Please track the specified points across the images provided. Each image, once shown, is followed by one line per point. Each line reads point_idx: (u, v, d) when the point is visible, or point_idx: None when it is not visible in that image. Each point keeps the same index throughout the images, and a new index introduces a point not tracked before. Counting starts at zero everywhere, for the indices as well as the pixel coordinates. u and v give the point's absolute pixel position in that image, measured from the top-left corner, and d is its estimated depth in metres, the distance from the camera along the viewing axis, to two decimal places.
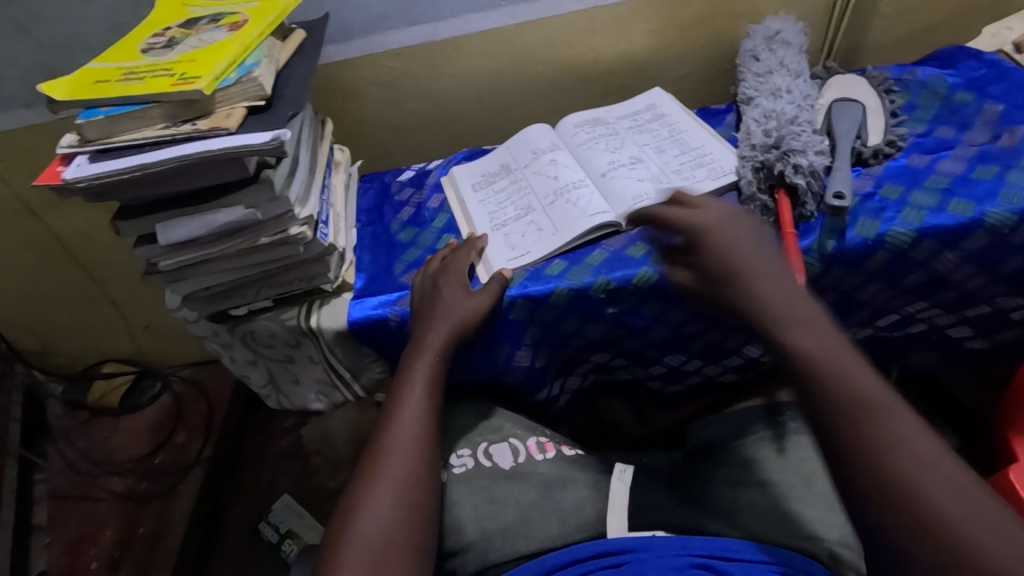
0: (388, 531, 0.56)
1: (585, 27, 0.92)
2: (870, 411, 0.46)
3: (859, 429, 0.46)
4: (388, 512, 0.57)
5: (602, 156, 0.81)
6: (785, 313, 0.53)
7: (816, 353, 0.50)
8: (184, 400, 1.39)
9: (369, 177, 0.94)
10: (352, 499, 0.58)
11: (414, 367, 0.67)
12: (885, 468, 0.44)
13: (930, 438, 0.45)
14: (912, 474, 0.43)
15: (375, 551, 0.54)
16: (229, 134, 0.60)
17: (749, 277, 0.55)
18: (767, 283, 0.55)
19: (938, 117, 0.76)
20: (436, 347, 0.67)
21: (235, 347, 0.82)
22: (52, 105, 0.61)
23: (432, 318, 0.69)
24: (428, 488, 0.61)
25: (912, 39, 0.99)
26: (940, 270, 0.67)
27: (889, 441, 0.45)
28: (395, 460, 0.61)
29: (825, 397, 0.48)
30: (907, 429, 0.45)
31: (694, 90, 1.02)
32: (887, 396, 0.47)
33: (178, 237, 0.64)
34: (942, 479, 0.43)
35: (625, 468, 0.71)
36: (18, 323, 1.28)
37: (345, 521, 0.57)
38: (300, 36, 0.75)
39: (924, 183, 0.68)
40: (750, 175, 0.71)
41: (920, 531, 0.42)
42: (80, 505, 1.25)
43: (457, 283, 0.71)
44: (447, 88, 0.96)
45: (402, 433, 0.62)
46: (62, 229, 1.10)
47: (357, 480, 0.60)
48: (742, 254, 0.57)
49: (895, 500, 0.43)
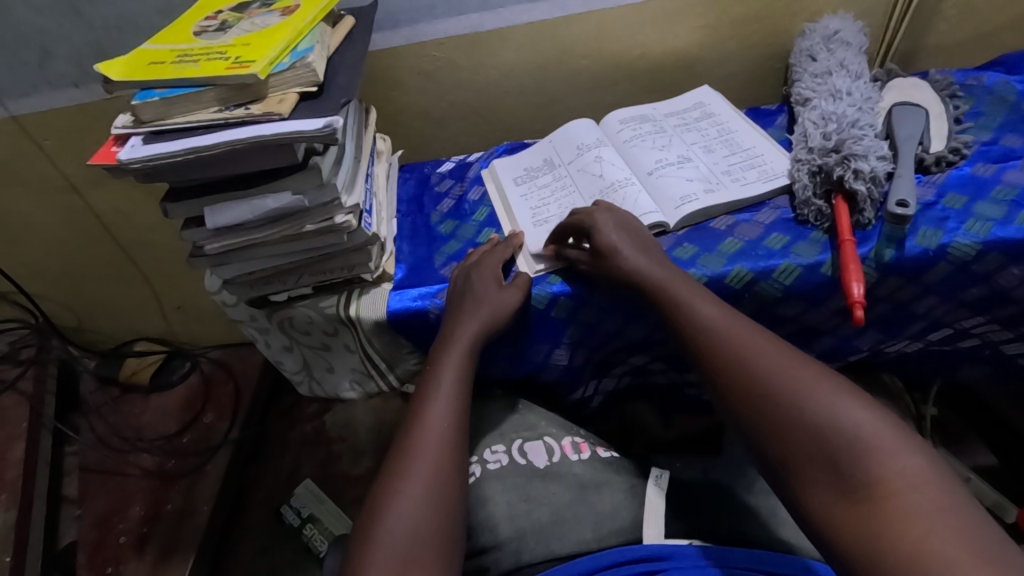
0: (417, 525, 0.52)
1: (634, 22, 0.90)
2: (742, 347, 0.53)
3: (735, 366, 0.52)
4: (415, 504, 0.54)
5: (650, 154, 0.79)
6: (681, 283, 0.61)
7: (695, 311, 0.58)
8: (213, 381, 1.41)
9: (408, 167, 0.94)
10: (381, 491, 0.56)
11: (443, 357, 0.65)
12: (761, 389, 0.50)
13: (788, 360, 0.51)
14: (781, 381, 0.49)
15: (402, 544, 0.51)
16: (282, 119, 0.59)
17: (647, 259, 0.63)
18: (664, 264, 0.64)
19: (1004, 125, 0.73)
20: (468, 340, 0.66)
21: (272, 332, 0.82)
22: (108, 85, 0.61)
23: (468, 307, 0.68)
24: (457, 483, 0.57)
25: (973, 44, 0.95)
26: (1002, 285, 0.65)
27: (760, 368, 0.51)
28: (424, 451, 0.57)
29: (709, 341, 0.55)
30: (771, 356, 0.52)
31: (741, 90, 1.00)
32: (749, 335, 0.54)
33: (226, 221, 0.65)
34: (806, 385, 0.48)
35: (661, 473, 0.69)
36: (56, 298, 1.30)
37: (373, 514, 0.54)
38: (350, 23, 0.74)
39: (989, 194, 0.65)
40: (806, 178, 0.69)
41: (791, 428, 0.47)
42: (110, 479, 1.27)
43: (492, 276, 0.69)
44: (490, 80, 0.95)
45: (431, 423, 0.60)
46: (103, 208, 1.11)
47: (386, 474, 0.57)
48: (632, 244, 0.65)
49: (766, 418, 0.49)
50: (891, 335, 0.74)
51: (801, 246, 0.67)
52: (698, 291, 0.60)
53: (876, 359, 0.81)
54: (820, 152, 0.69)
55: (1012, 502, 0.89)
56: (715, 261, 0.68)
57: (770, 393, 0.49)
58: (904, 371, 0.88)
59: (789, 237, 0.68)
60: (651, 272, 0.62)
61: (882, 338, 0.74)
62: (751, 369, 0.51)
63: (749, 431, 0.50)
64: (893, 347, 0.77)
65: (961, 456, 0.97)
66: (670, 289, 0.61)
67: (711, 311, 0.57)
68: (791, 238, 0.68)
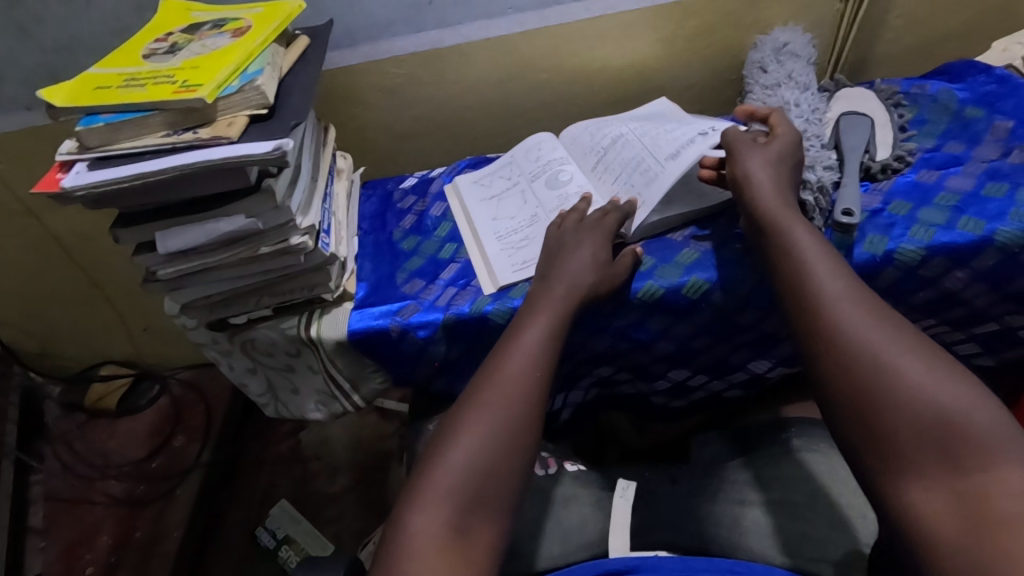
0: (491, 469, 0.51)
1: (592, 36, 0.91)
2: (855, 311, 0.51)
3: (839, 329, 0.50)
4: (490, 451, 0.52)
5: (630, 164, 0.76)
6: (799, 233, 0.58)
7: (814, 268, 0.55)
8: (183, 403, 1.39)
9: (371, 184, 0.94)
10: (436, 434, 0.55)
11: (538, 313, 0.62)
12: (865, 358, 0.48)
13: (901, 337, 0.48)
14: (891, 358, 0.47)
15: (468, 489, 0.50)
16: (232, 143, 0.59)
17: (772, 200, 0.61)
18: (790, 209, 0.61)
19: (947, 132, 0.75)
20: (570, 291, 0.63)
21: (234, 355, 0.81)
22: (52, 111, 0.60)
23: (557, 273, 0.65)
24: (537, 440, 0.55)
25: (919, 52, 0.98)
26: (949, 288, 0.66)
27: (867, 337, 0.49)
28: (506, 397, 0.55)
29: (817, 302, 0.53)
30: (887, 329, 0.49)
31: (700, 100, 1.01)
32: (862, 300, 0.52)
33: (178, 246, 0.63)
34: (918, 369, 0.46)
35: (628, 484, 0.70)
36: (16, 324, 1.26)
37: (438, 450, 0.53)
38: (304, 43, 0.74)
39: (933, 200, 0.67)
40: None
41: (888, 397, 0.45)
42: (76, 508, 1.24)
43: (604, 244, 0.67)
44: (452, 95, 0.95)
45: (514, 371, 0.57)
46: (62, 231, 1.09)
47: (446, 416, 0.56)
48: (771, 182, 0.63)
49: (869, 381, 0.47)
50: None
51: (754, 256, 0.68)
52: (822, 247, 0.57)
53: None
54: None
55: None
56: (672, 272, 0.69)
57: (877, 367, 0.47)
58: None
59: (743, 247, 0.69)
60: (774, 220, 0.60)
61: None
62: (861, 336, 0.49)
63: (837, 390, 0.48)
64: None
65: None
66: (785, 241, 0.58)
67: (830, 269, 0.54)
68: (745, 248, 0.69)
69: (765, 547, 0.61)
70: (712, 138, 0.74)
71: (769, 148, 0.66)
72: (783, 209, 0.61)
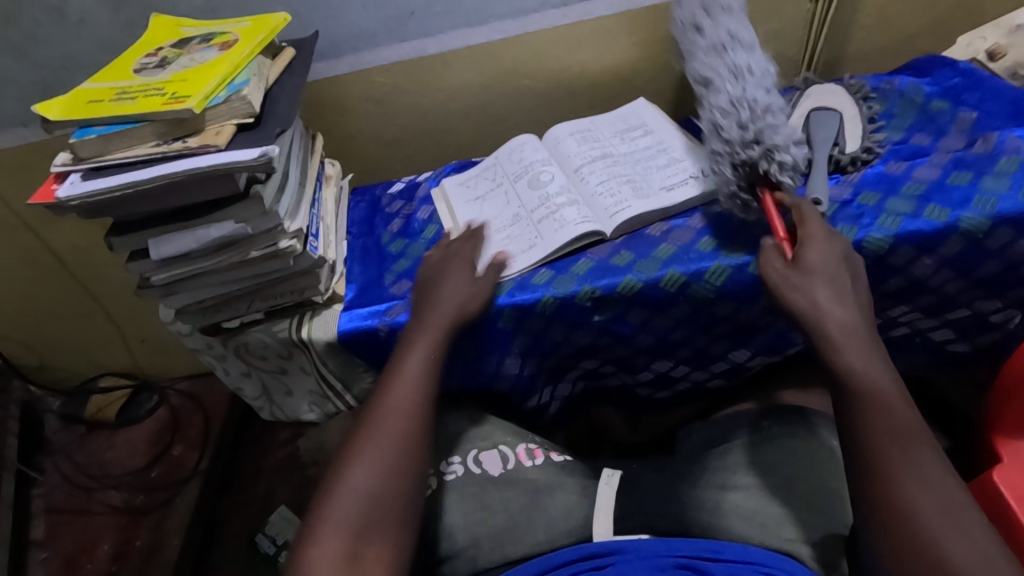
0: (376, 492, 0.57)
1: (571, 41, 0.94)
2: (915, 471, 0.50)
3: (892, 486, 0.50)
4: (377, 479, 0.58)
5: (619, 180, 0.79)
6: (858, 355, 0.55)
7: (878, 406, 0.53)
8: (181, 413, 1.40)
9: (360, 190, 0.96)
10: (340, 461, 0.60)
11: (416, 339, 0.67)
12: (911, 528, 0.48)
13: (943, 494, 0.49)
14: (942, 537, 0.47)
15: (359, 512, 0.55)
16: (219, 151, 0.61)
17: (838, 322, 0.57)
18: (860, 336, 0.56)
19: (915, 125, 0.78)
20: (440, 321, 0.68)
21: (228, 359, 0.83)
22: (47, 125, 0.63)
23: (435, 298, 0.70)
24: (420, 461, 0.61)
25: (891, 48, 1.01)
26: (918, 275, 0.69)
27: (923, 506, 0.49)
28: (387, 428, 0.61)
29: (874, 451, 0.52)
30: (946, 500, 0.49)
31: (679, 101, 1.04)
32: (921, 457, 0.51)
33: (170, 252, 0.66)
34: (968, 555, 0.46)
35: (613, 473, 0.71)
36: (15, 338, 1.28)
37: (333, 480, 0.58)
38: (290, 54, 0.77)
39: (900, 190, 0.69)
40: (730, 172, 0.70)
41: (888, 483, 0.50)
42: (76, 518, 1.25)
43: (464, 269, 0.73)
44: (437, 102, 0.97)
45: (397, 401, 0.63)
46: (59, 245, 1.11)
47: (350, 443, 0.61)
48: (836, 301, 0.58)
49: (917, 558, 0.47)
50: None
51: (729, 249, 0.70)
52: (891, 385, 0.54)
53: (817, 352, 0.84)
54: (749, 142, 0.69)
55: None
56: (650, 266, 0.71)
57: (927, 544, 0.47)
58: None
59: (717, 240, 0.72)
60: (837, 343, 0.56)
61: None
62: (915, 505, 0.49)
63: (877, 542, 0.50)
64: None
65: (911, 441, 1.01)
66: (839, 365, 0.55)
67: (893, 412, 0.52)
68: (720, 241, 0.71)
69: (745, 529, 0.63)
70: (702, 181, 0.77)
71: (829, 251, 0.61)
72: (853, 333, 0.56)
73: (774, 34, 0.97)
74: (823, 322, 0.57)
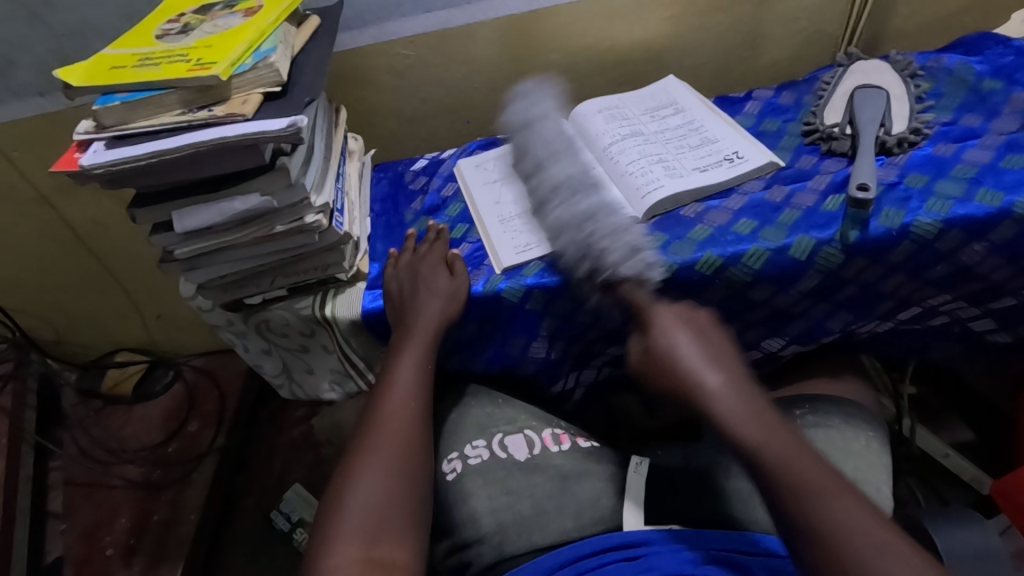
0: (385, 500, 0.56)
1: (602, 14, 0.90)
2: (787, 464, 0.49)
3: (779, 471, 0.49)
4: (387, 489, 0.56)
5: (650, 157, 0.77)
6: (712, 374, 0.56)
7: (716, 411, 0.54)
8: (198, 389, 1.39)
9: (381, 167, 0.94)
10: (344, 473, 0.58)
11: (406, 347, 0.67)
12: (792, 492, 0.48)
13: (809, 472, 0.48)
14: (825, 505, 0.46)
15: (375, 520, 0.54)
16: (246, 120, 0.59)
17: (698, 363, 0.56)
18: (722, 374, 0.56)
19: (964, 105, 0.75)
20: (428, 324, 0.67)
21: (250, 336, 0.82)
22: (67, 90, 0.60)
23: (414, 307, 0.69)
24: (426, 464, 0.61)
25: (934, 26, 0.97)
26: (966, 262, 0.66)
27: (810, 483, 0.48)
28: (386, 433, 0.61)
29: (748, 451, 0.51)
30: (807, 472, 0.48)
31: (711, 81, 1.01)
32: (789, 446, 0.50)
33: (194, 225, 0.64)
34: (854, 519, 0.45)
35: (641, 461, 0.70)
36: (33, 311, 1.28)
37: (338, 493, 0.56)
38: (315, 23, 0.74)
39: (949, 172, 0.66)
40: (583, 277, 0.67)
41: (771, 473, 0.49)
42: (94, 492, 1.24)
43: (440, 271, 0.72)
44: (461, 76, 0.95)
45: (394, 408, 0.63)
46: (75, 218, 1.10)
47: (353, 452, 0.60)
48: (676, 332, 0.59)
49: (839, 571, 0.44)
50: (861, 317, 0.74)
51: (768, 231, 0.67)
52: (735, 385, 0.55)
53: (848, 342, 0.81)
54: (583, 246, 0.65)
55: (988, 475, 0.90)
56: (685, 248, 0.68)
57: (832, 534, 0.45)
58: (881, 353, 0.87)
59: (755, 222, 0.69)
60: (719, 408, 0.53)
61: (852, 319, 0.75)
62: (809, 489, 0.47)
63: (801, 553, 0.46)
64: (864, 328, 0.77)
65: (941, 434, 0.97)
66: (701, 393, 0.55)
67: (748, 417, 0.52)
68: (758, 223, 0.68)
69: (775, 519, 0.64)
70: (740, 163, 0.75)
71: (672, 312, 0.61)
72: (727, 391, 0.54)
73: (814, 8, 0.93)
74: (697, 387, 0.55)
